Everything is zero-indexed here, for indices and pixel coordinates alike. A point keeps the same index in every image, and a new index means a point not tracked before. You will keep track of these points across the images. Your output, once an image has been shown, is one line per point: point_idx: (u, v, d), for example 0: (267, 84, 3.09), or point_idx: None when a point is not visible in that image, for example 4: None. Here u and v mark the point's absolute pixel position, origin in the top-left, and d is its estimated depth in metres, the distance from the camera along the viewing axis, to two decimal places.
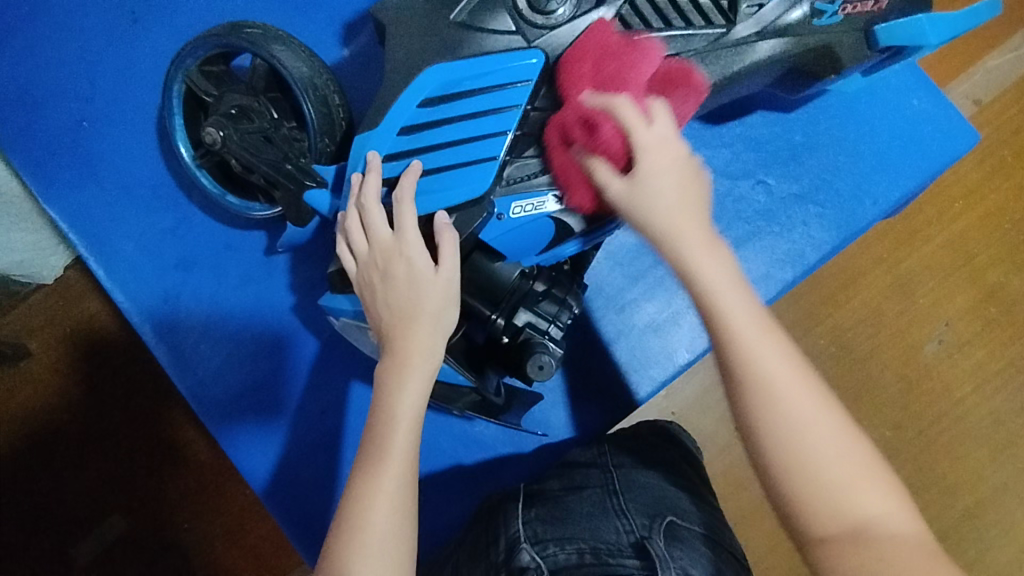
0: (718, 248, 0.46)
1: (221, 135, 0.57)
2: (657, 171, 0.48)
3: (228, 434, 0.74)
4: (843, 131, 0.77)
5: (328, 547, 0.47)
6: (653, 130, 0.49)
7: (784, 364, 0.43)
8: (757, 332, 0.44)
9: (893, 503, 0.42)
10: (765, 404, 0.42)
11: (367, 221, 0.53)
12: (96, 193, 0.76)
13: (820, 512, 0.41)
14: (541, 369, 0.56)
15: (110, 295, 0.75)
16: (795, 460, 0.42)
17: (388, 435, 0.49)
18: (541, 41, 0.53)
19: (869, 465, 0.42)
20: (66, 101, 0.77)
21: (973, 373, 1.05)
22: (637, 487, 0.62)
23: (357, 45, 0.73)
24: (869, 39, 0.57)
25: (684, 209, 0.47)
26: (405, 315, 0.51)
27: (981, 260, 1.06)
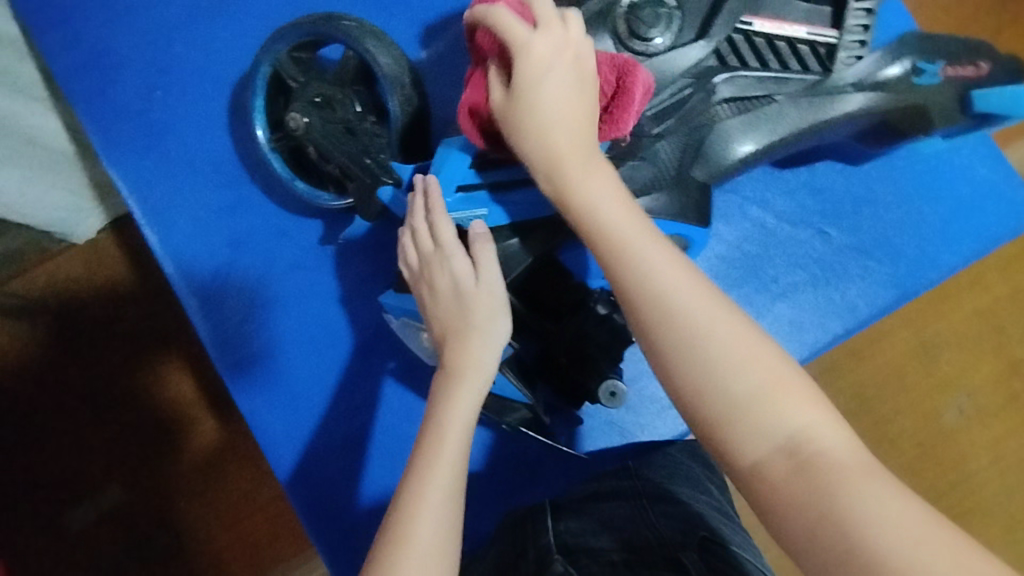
0: (596, 171, 0.46)
1: (305, 121, 0.58)
2: (535, 79, 0.46)
3: (259, 419, 0.73)
4: (907, 191, 0.77)
5: (371, 557, 0.45)
6: (533, 30, 0.47)
7: (679, 276, 0.42)
8: (644, 242, 0.43)
9: (819, 417, 0.39)
10: (662, 318, 0.41)
11: (418, 235, 0.52)
12: (158, 163, 0.77)
13: (745, 434, 0.39)
14: (613, 396, 0.57)
15: (159, 263, 0.76)
16: (700, 379, 0.40)
17: (437, 447, 0.46)
18: (638, 65, 0.53)
19: (787, 376, 0.40)
20: (143, 69, 0.77)
21: (992, 447, 1.03)
22: (667, 501, 0.61)
23: (435, 48, 0.73)
24: (965, 103, 0.57)
25: (557, 123, 0.46)
26: (456, 328, 0.49)
27: (1010, 334, 1.04)
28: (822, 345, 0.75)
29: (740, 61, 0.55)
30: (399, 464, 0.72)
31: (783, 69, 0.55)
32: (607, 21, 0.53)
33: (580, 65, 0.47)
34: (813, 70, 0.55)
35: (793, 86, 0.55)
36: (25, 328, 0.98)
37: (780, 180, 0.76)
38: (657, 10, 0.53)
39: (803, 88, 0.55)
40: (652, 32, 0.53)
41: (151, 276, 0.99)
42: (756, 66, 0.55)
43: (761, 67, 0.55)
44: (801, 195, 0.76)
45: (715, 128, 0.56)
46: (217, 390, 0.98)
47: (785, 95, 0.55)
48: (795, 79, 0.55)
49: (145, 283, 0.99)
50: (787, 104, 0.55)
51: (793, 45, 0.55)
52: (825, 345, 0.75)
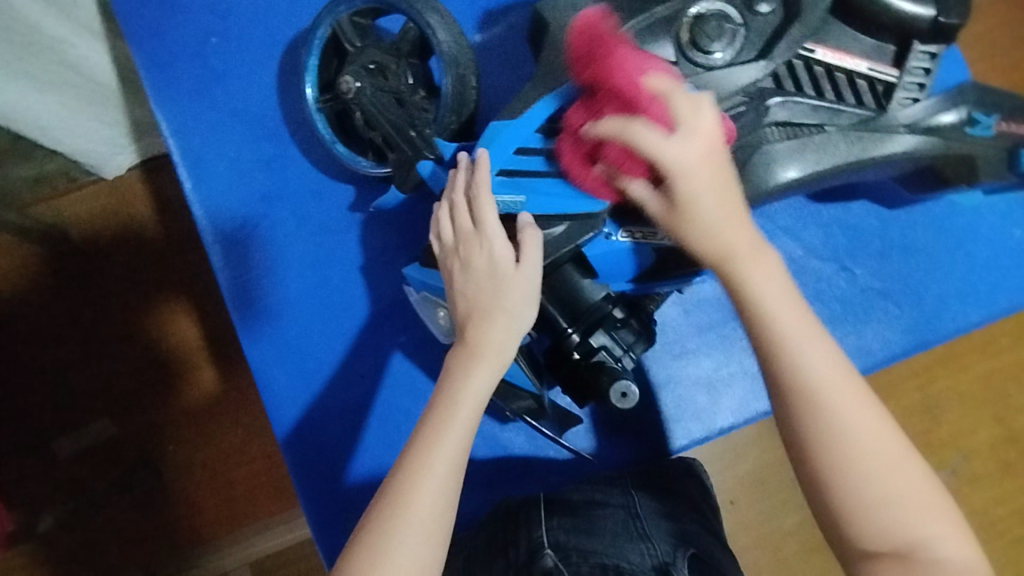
0: (764, 259, 0.47)
1: (356, 86, 0.59)
2: (695, 189, 0.47)
3: (268, 374, 0.74)
4: (938, 242, 0.77)
5: (369, 512, 0.46)
6: (679, 141, 0.47)
7: (829, 371, 0.45)
8: (807, 338, 0.46)
9: (940, 523, 0.44)
10: (811, 406, 0.45)
11: (455, 212, 0.52)
12: (204, 109, 0.77)
13: (872, 531, 0.44)
14: (624, 397, 0.55)
15: (189, 207, 0.77)
16: (841, 476, 0.44)
17: (447, 419, 0.47)
18: (696, 77, 0.53)
19: (919, 485, 0.44)
20: (201, 14, 0.78)
21: (980, 512, 1.02)
22: (658, 513, 0.62)
23: (491, 34, 0.72)
24: (1013, 160, 0.57)
25: (727, 223, 0.47)
26: (482, 307, 0.49)
27: (1014, 403, 1.03)
28: None
29: (795, 86, 0.55)
30: (396, 436, 0.73)
31: (838, 100, 0.55)
32: (671, 28, 0.54)
33: (724, 166, 0.47)
34: (867, 106, 0.55)
35: (844, 118, 0.55)
36: (46, 253, 1.00)
37: (813, 213, 0.76)
38: (722, 25, 0.53)
39: (854, 122, 0.55)
40: (714, 46, 0.53)
41: (177, 220, 1.00)
42: (811, 94, 0.55)
43: (816, 96, 0.55)
44: (832, 230, 0.76)
45: (764, 149, 0.55)
46: (224, 342, 0.99)
47: (835, 127, 0.55)
48: (848, 112, 0.55)
49: (169, 227, 1.00)
50: (836, 136, 0.55)
51: (852, 79, 0.55)
52: None
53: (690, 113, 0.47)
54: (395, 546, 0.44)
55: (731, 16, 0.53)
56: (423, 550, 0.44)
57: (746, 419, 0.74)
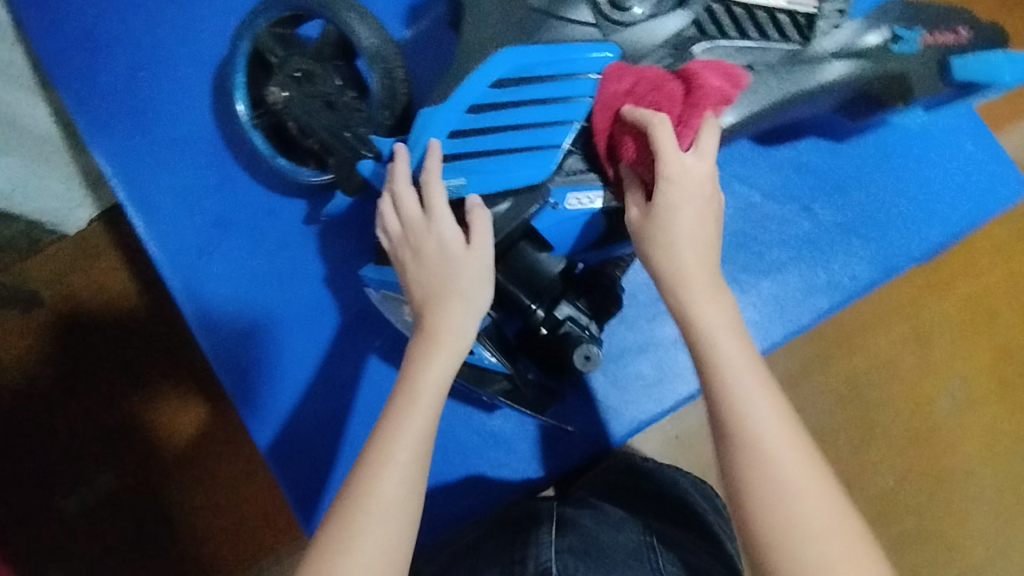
0: (715, 294, 0.48)
1: (284, 95, 0.59)
2: (675, 203, 0.48)
3: (246, 400, 0.73)
4: (893, 170, 0.77)
5: (336, 503, 0.45)
6: (686, 159, 0.48)
7: (773, 422, 0.44)
8: (745, 367, 0.46)
9: (871, 573, 0.41)
10: (750, 455, 0.43)
11: (399, 201, 0.52)
12: (144, 145, 0.76)
13: (796, 572, 0.41)
14: (588, 360, 0.55)
15: (144, 246, 0.76)
16: (778, 534, 0.42)
17: (410, 406, 0.47)
18: (617, 36, 0.54)
19: (850, 531, 0.42)
20: (127, 51, 0.77)
21: (981, 433, 1.03)
22: (677, 547, 0.58)
23: (420, 28, 0.72)
24: (944, 71, 0.56)
25: (689, 251, 0.48)
26: (437, 293, 0.50)
27: (1000, 321, 1.04)
28: (806, 323, 0.75)
29: (719, 30, 0.55)
30: None
31: (763, 38, 0.55)
32: None
33: (709, 199, 0.49)
34: (793, 39, 0.55)
35: (772, 55, 0.55)
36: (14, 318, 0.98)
37: (764, 157, 0.77)
38: None
39: (781, 58, 0.55)
40: (630, 2, 0.53)
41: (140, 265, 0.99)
42: (735, 36, 0.55)
43: (740, 36, 0.55)
44: (786, 172, 0.77)
45: None
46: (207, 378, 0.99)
47: (765, 65, 0.55)
48: (774, 48, 0.55)
49: (134, 272, 0.99)
50: (766, 74, 0.55)
51: (772, 15, 0.55)
52: (810, 322, 0.75)
53: (707, 140, 0.49)
54: (361, 533, 0.43)
55: None
56: (391, 535, 0.44)
57: None
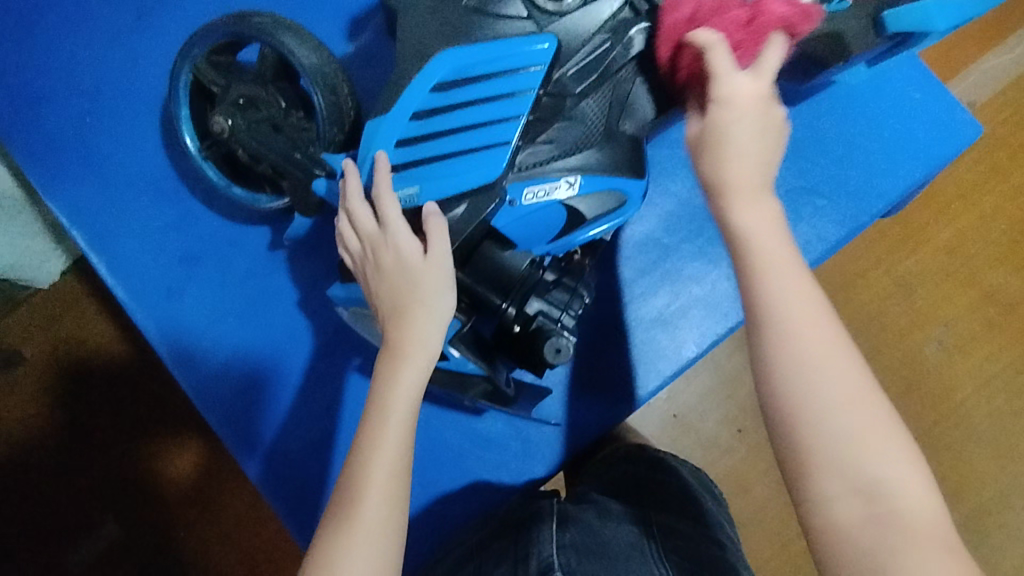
0: (760, 198, 0.45)
1: (229, 124, 0.58)
2: (728, 121, 0.47)
3: (233, 433, 0.72)
4: (846, 126, 0.77)
5: (320, 532, 0.45)
6: (744, 77, 0.47)
7: (801, 298, 0.42)
8: (780, 267, 0.43)
9: (911, 479, 0.39)
10: (777, 332, 0.41)
11: (353, 218, 0.52)
12: (99, 190, 0.75)
13: (831, 474, 0.39)
14: (559, 354, 0.55)
15: (111, 291, 0.75)
16: (804, 406, 0.40)
17: (381, 423, 0.46)
18: (552, 27, 0.53)
19: (889, 435, 0.40)
20: (72, 98, 0.76)
21: (974, 374, 1.04)
22: (680, 536, 0.59)
23: (362, 41, 0.72)
24: (877, 24, 0.55)
25: (736, 157, 0.46)
26: (398, 305, 0.49)
27: (978, 262, 1.06)
28: None
29: (653, 9, 0.55)
30: None
31: None
32: None
33: (766, 115, 0.47)
34: None
35: None
36: None
37: None
38: None
39: None
40: None
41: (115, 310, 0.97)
42: None
43: None
44: None
45: (634, 83, 0.57)
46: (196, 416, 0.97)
47: None
48: None
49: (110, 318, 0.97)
50: None
51: None
52: None
53: (767, 60, 0.48)
54: (346, 562, 0.43)
55: None
56: (376, 560, 0.44)
57: (709, 345, 0.76)
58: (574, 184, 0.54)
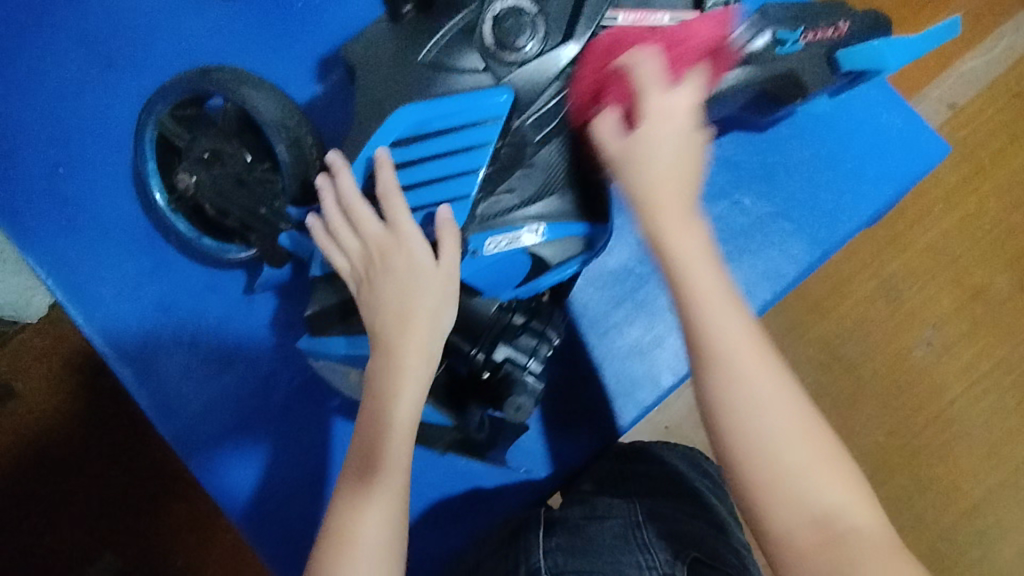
0: (691, 226, 0.47)
1: (194, 180, 0.59)
2: (655, 139, 0.48)
3: (213, 478, 0.72)
4: (814, 150, 0.78)
5: (334, 507, 0.50)
6: (667, 99, 0.48)
7: (744, 337, 0.46)
8: (716, 302, 0.46)
9: (849, 493, 0.44)
10: (726, 378, 0.45)
11: (355, 216, 0.52)
12: (72, 241, 0.74)
13: (784, 505, 0.44)
14: (519, 411, 0.57)
15: (91, 341, 0.74)
16: (754, 445, 0.44)
17: (386, 437, 0.50)
18: (511, 77, 0.53)
19: (829, 456, 0.45)
20: (39, 149, 0.74)
21: (964, 375, 0.98)
22: (663, 520, 0.61)
23: (330, 82, 0.74)
24: (833, 64, 0.57)
25: (662, 179, 0.47)
26: (404, 311, 0.50)
27: (964, 263, 1.00)
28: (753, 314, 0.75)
29: None
30: None
31: None
32: (473, 37, 0.53)
33: (688, 136, 0.48)
34: None
35: None
36: None
37: None
38: (520, 19, 0.52)
39: None
40: (520, 41, 0.52)
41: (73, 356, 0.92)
42: None
43: None
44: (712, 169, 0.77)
45: None
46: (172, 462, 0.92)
47: None
48: None
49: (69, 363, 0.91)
50: None
51: None
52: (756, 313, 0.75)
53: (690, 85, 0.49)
54: (357, 538, 0.48)
55: (525, 7, 0.53)
56: (382, 542, 0.48)
57: (686, 372, 0.76)
58: (538, 232, 0.55)
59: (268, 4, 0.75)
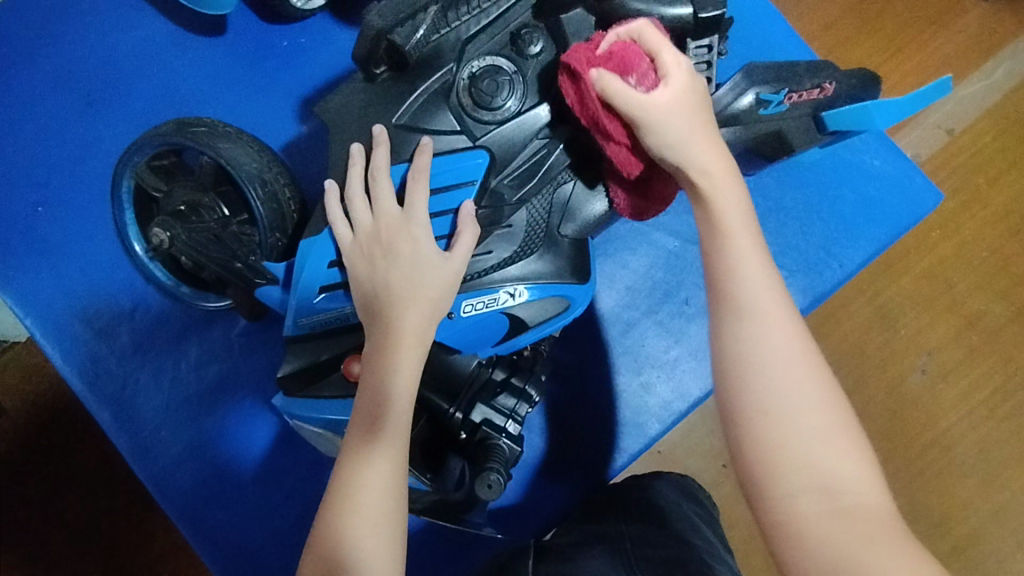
0: (725, 177, 0.45)
1: (167, 235, 0.57)
2: (681, 97, 0.46)
3: (192, 527, 0.70)
4: (805, 194, 0.77)
5: (336, 473, 0.46)
6: (677, 56, 0.46)
7: (773, 295, 0.43)
8: (748, 259, 0.44)
9: (866, 472, 0.40)
10: (750, 331, 0.42)
11: (376, 193, 0.51)
12: (51, 280, 0.72)
13: (791, 466, 0.40)
14: (491, 488, 0.53)
15: (66, 381, 0.72)
16: (771, 397, 0.41)
17: (379, 410, 0.47)
18: (488, 138, 0.52)
19: (847, 429, 0.41)
20: (21, 187, 0.73)
21: (960, 403, 0.93)
22: (644, 544, 0.58)
23: (313, 121, 0.74)
24: (818, 123, 0.57)
25: (695, 135, 0.45)
26: (406, 295, 0.49)
27: (961, 289, 0.95)
28: None
29: None
30: None
31: None
32: (449, 97, 0.52)
33: (705, 90, 0.47)
34: None
35: None
36: None
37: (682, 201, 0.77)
38: (498, 78, 0.51)
39: None
40: (498, 100, 0.51)
41: (25, 401, 0.82)
42: None
43: None
44: None
45: (571, 186, 0.56)
46: (141, 509, 0.84)
47: None
48: None
49: (25, 414, 0.82)
50: None
51: None
52: None
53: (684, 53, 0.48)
54: (360, 506, 0.44)
55: (503, 66, 0.51)
56: (385, 510, 0.45)
57: (673, 420, 0.74)
58: (518, 294, 0.55)
59: (255, 40, 0.75)
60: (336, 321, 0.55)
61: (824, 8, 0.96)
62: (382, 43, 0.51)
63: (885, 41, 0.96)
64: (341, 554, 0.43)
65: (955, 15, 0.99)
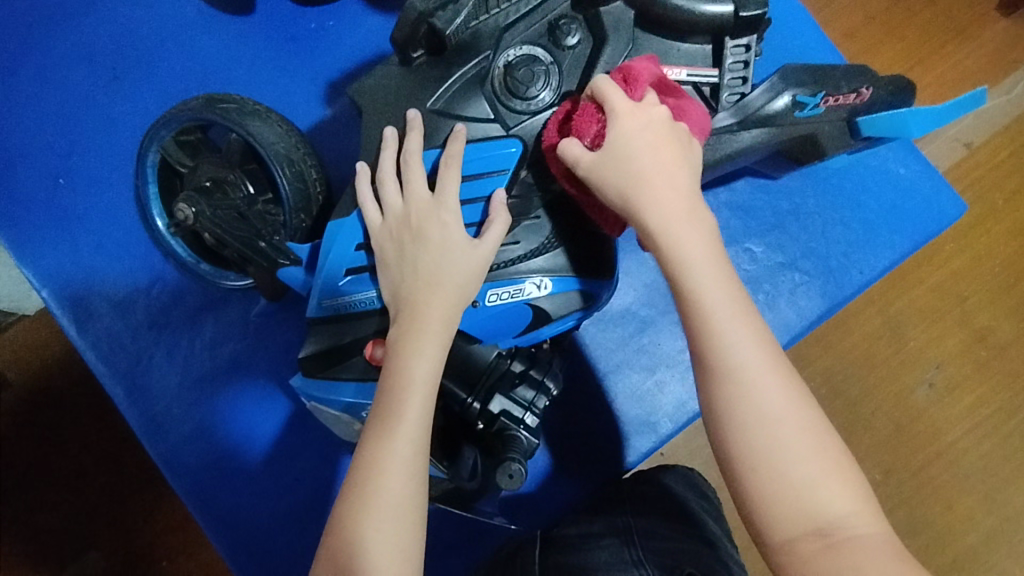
0: (697, 229, 0.44)
1: (193, 211, 0.55)
2: (629, 152, 0.45)
3: (201, 506, 0.70)
4: (828, 200, 0.76)
5: (356, 459, 0.46)
6: (629, 115, 0.46)
7: (754, 342, 0.42)
8: (731, 310, 0.43)
9: (861, 501, 0.40)
10: (735, 397, 0.41)
11: (405, 177, 0.51)
12: (69, 252, 0.72)
13: (790, 515, 0.40)
14: (511, 478, 0.53)
15: (81, 354, 0.72)
16: (762, 457, 0.41)
17: (403, 395, 0.46)
18: (520, 127, 0.52)
19: (840, 466, 0.41)
20: (43, 157, 0.73)
21: (964, 418, 0.93)
22: (654, 540, 0.59)
23: (339, 105, 0.73)
24: (852, 128, 0.57)
25: (648, 189, 0.45)
26: (433, 281, 0.49)
27: (971, 305, 0.95)
28: None
29: None
30: None
31: None
32: (484, 84, 0.51)
33: (671, 143, 0.46)
34: None
35: None
36: None
37: (702, 201, 0.76)
38: (533, 68, 0.51)
39: None
40: (533, 90, 0.51)
41: (34, 372, 0.82)
42: None
43: None
44: (722, 215, 0.76)
45: None
46: (145, 485, 0.84)
47: None
48: None
49: (36, 385, 0.82)
50: None
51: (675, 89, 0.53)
52: None
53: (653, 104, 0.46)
54: (381, 491, 0.44)
55: (540, 56, 0.51)
56: (406, 498, 0.44)
57: (686, 420, 0.73)
58: (543, 285, 0.55)
59: (283, 21, 0.74)
60: (358, 305, 0.54)
61: (849, 15, 0.96)
62: (421, 27, 0.51)
63: (908, 51, 0.96)
64: (355, 543, 0.43)
65: (980, 29, 0.98)
